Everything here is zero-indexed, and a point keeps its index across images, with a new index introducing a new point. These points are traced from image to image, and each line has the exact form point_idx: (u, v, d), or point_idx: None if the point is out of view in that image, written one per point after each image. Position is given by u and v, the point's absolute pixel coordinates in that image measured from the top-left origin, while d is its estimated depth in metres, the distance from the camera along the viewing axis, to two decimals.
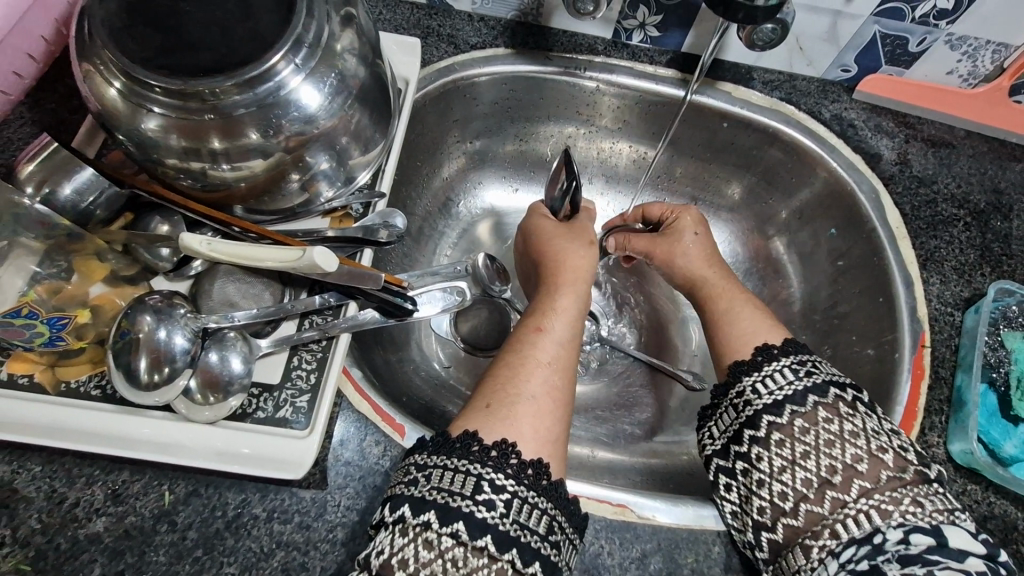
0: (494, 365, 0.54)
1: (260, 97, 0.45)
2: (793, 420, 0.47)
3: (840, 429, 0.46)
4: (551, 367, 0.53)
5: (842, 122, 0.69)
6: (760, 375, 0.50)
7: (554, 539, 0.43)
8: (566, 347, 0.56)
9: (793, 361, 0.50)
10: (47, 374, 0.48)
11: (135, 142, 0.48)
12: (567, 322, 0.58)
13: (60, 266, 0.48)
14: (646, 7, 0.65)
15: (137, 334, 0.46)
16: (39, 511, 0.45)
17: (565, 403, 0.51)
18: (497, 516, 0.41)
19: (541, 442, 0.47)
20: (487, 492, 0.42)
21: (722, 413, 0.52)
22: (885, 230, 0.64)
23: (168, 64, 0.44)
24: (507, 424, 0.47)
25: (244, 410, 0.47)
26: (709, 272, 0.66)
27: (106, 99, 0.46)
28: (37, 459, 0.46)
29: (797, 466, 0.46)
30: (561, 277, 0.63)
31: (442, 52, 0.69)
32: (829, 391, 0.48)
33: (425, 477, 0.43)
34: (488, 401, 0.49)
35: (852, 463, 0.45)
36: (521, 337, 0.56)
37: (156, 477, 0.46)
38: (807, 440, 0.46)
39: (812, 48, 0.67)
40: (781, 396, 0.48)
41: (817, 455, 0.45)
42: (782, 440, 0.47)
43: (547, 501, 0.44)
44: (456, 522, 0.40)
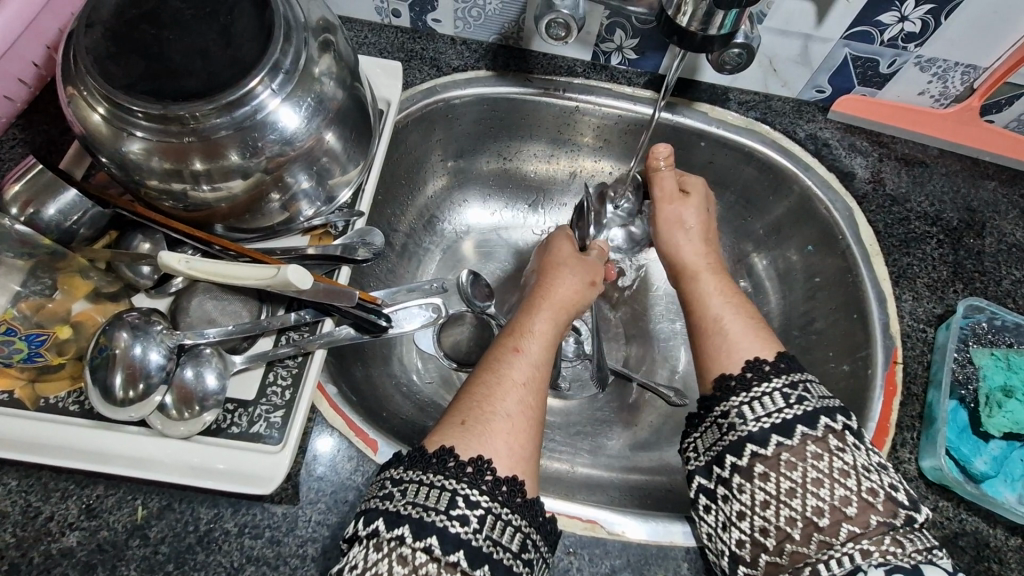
0: (470, 382, 0.55)
1: (238, 120, 0.47)
2: (778, 453, 0.46)
3: (829, 468, 0.44)
4: (526, 388, 0.53)
5: (817, 142, 0.71)
6: (747, 398, 0.49)
7: (527, 558, 0.44)
8: (540, 369, 0.56)
9: (785, 385, 0.48)
10: (27, 390, 0.49)
11: (118, 164, 0.49)
12: (543, 344, 0.58)
13: (45, 283, 0.50)
14: (623, 30, 0.67)
15: (115, 350, 0.47)
16: (13, 525, 0.46)
17: (538, 421, 0.52)
18: (470, 531, 0.42)
19: (514, 461, 0.48)
20: (461, 507, 0.43)
21: (705, 430, 0.51)
22: (859, 246, 0.65)
23: (150, 89, 0.45)
24: (482, 440, 0.48)
25: (218, 426, 0.48)
26: (704, 257, 0.63)
27: (90, 123, 0.48)
28: (14, 473, 0.47)
29: (781, 503, 0.45)
30: (545, 301, 0.62)
31: (424, 75, 0.71)
32: (818, 422, 0.46)
33: (401, 492, 0.44)
34: (463, 417, 0.50)
35: (841, 506, 0.43)
36: (498, 357, 0.56)
37: (130, 491, 0.47)
38: (794, 476, 0.45)
39: (786, 69, 0.69)
40: (768, 423, 0.47)
41: (803, 494, 0.44)
42: (765, 474, 0.46)
43: (521, 519, 0.44)
44: (431, 537, 0.41)
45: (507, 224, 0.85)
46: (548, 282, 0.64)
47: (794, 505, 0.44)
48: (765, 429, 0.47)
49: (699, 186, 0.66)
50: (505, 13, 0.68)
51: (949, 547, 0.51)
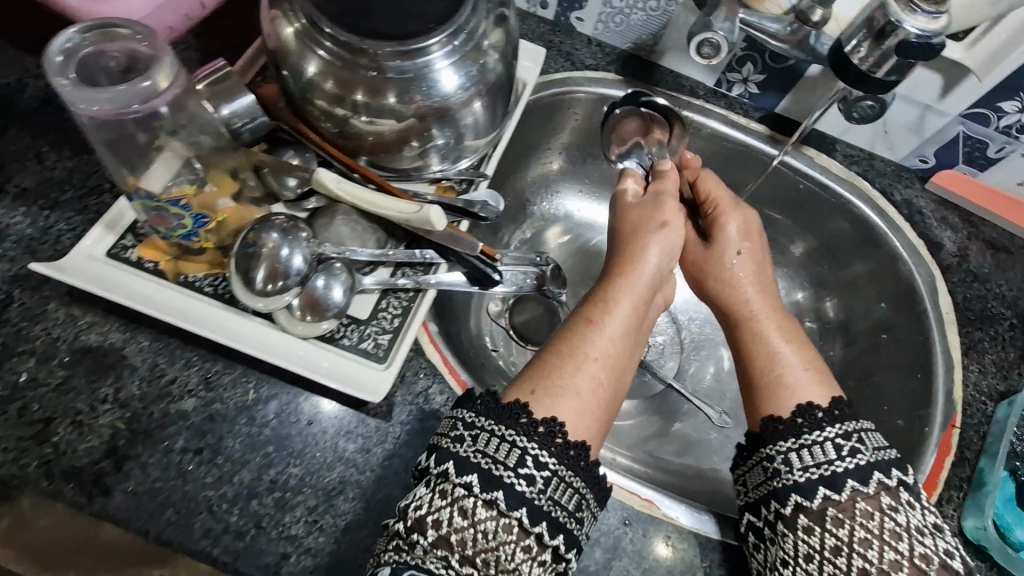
0: (544, 348, 0.56)
1: (406, 67, 0.52)
2: (824, 507, 0.47)
3: (879, 529, 0.46)
4: (600, 362, 0.55)
5: (911, 208, 0.74)
6: (795, 445, 0.50)
7: (579, 516, 0.47)
8: (620, 342, 0.57)
9: (839, 433, 0.50)
10: (171, 264, 0.54)
11: (295, 81, 0.54)
12: (623, 319, 0.58)
13: (199, 175, 0.53)
14: (753, 64, 0.72)
15: (261, 248, 0.51)
16: (141, 380, 0.50)
17: (608, 399, 0.54)
18: (534, 491, 0.45)
19: (582, 426, 0.51)
20: (528, 466, 0.46)
21: (750, 469, 0.52)
22: (934, 313, 0.68)
23: (346, 22, 0.51)
24: (556, 407, 0.50)
25: (333, 335, 0.53)
26: (759, 299, 0.61)
27: (281, 37, 0.53)
28: (147, 334, 0.52)
29: (823, 559, 0.46)
30: (627, 269, 0.62)
31: (558, 66, 0.75)
32: (870, 479, 0.47)
33: (471, 439, 0.47)
34: (533, 387, 0.52)
35: (890, 570, 0.45)
36: (571, 328, 0.57)
37: (245, 373, 0.51)
38: (840, 534, 0.46)
39: (896, 134, 0.72)
40: (815, 475, 0.48)
41: (849, 553, 0.46)
42: (810, 526, 0.48)
43: (580, 480, 0.47)
44: (497, 491, 0.44)
45: (594, 221, 0.88)
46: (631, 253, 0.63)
47: (838, 562, 0.46)
48: (812, 479, 0.48)
49: (734, 214, 0.65)
50: (647, 26, 0.72)
51: None
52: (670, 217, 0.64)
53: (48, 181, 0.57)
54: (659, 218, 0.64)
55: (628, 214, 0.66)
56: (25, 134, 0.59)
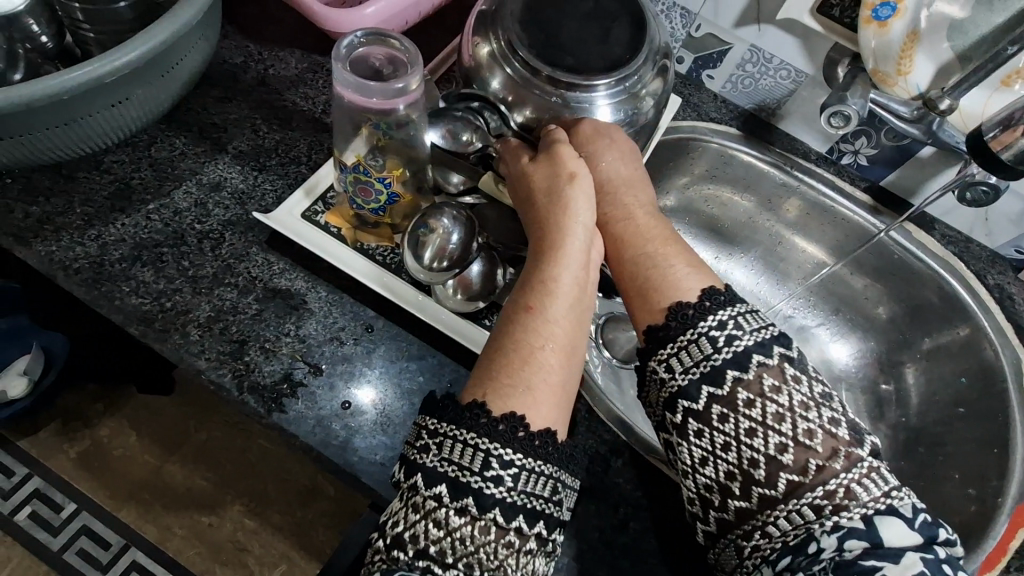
0: (491, 343, 0.53)
1: (570, 97, 0.60)
2: (710, 406, 0.47)
3: (763, 416, 0.46)
4: (557, 351, 0.51)
5: (1001, 291, 0.78)
6: (675, 349, 0.49)
7: (556, 499, 0.48)
8: (570, 332, 0.53)
9: (736, 313, 0.49)
10: (350, 232, 0.63)
11: (478, 94, 0.64)
12: (567, 302, 0.53)
13: (380, 161, 0.59)
14: (867, 138, 0.78)
15: (432, 231, 0.60)
16: (317, 322, 0.59)
17: (569, 393, 0.51)
18: (505, 490, 0.45)
19: (547, 412, 0.49)
20: (494, 468, 0.45)
21: (649, 379, 0.50)
22: (1017, 393, 0.71)
23: (534, 50, 0.60)
24: (524, 402, 0.48)
25: (478, 313, 0.61)
26: (650, 249, 0.55)
27: (478, 55, 0.63)
28: (325, 286, 0.61)
29: (717, 458, 0.47)
30: (545, 245, 0.56)
31: (685, 115, 0.84)
32: (748, 366, 0.47)
33: (436, 447, 0.47)
34: (507, 376, 0.49)
35: (775, 454, 0.45)
36: (511, 318, 0.52)
37: (402, 334, 0.60)
38: (727, 429, 0.47)
39: (997, 223, 0.78)
40: (697, 373, 0.47)
41: (737, 447, 0.46)
42: (701, 430, 0.47)
43: (551, 466, 0.47)
44: (466, 498, 0.45)
45: None
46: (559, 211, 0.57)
47: (729, 457, 0.47)
48: (694, 380, 0.47)
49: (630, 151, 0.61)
50: (774, 91, 0.81)
51: None
52: (576, 167, 0.58)
53: (260, 148, 0.68)
54: (565, 170, 0.58)
55: (532, 178, 0.59)
56: (247, 107, 0.71)
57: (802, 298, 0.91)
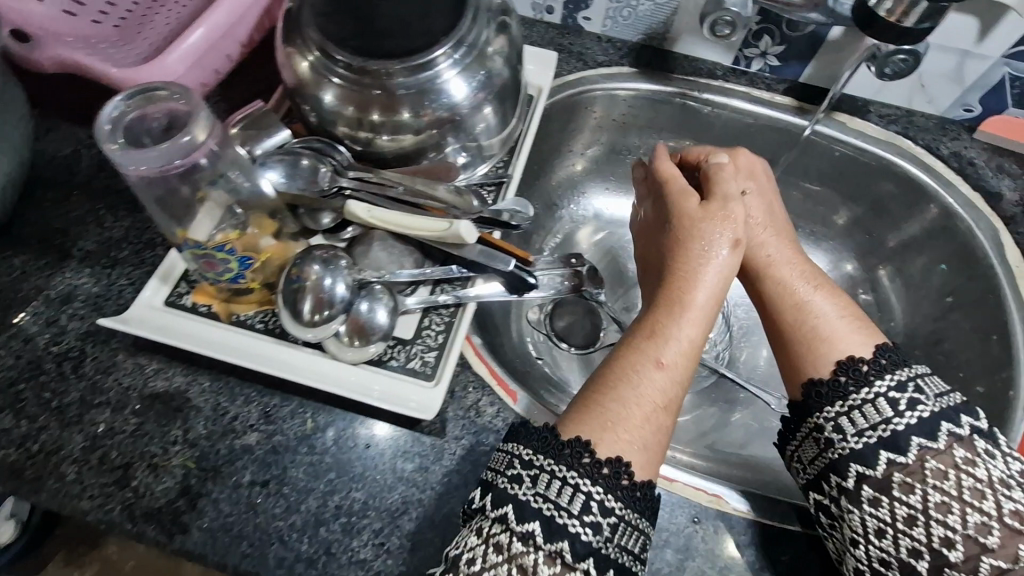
0: (587, 384, 0.52)
1: (412, 83, 0.53)
2: (890, 472, 0.45)
3: (957, 490, 0.44)
4: (665, 393, 0.50)
5: (962, 160, 0.70)
6: (845, 410, 0.48)
7: (642, 556, 0.45)
8: (684, 380, 0.51)
9: (897, 380, 0.47)
10: (223, 306, 0.56)
11: (316, 113, 0.56)
12: (693, 328, 0.53)
13: (238, 217, 0.53)
14: (771, 36, 0.70)
15: (306, 281, 0.52)
16: (206, 420, 0.52)
17: (675, 413, 0.50)
18: (601, 539, 0.43)
19: (648, 462, 0.47)
20: (593, 514, 0.43)
21: (804, 443, 0.50)
22: (1003, 267, 0.63)
23: (352, 44, 0.52)
24: (620, 445, 0.46)
25: (381, 357, 0.54)
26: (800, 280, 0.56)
27: (298, 71, 0.54)
28: (207, 376, 0.54)
29: (899, 531, 0.44)
30: (683, 295, 0.54)
31: (572, 67, 0.75)
32: (938, 434, 0.45)
33: (529, 479, 0.44)
34: (599, 423, 0.47)
35: (975, 535, 0.43)
36: (631, 366, 0.51)
37: (301, 404, 0.53)
38: (912, 501, 0.44)
39: (934, 85, 0.69)
40: (875, 438, 0.46)
41: (925, 523, 0.44)
42: (875, 496, 0.45)
43: (636, 515, 0.44)
44: (561, 541, 0.42)
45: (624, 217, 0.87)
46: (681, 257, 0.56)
47: (914, 533, 0.44)
48: (871, 445, 0.46)
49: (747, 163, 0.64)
50: (656, 14, 0.72)
51: None
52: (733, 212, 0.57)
53: (108, 242, 0.61)
54: (728, 234, 0.56)
55: (688, 222, 0.58)
56: (86, 200, 0.63)
57: None
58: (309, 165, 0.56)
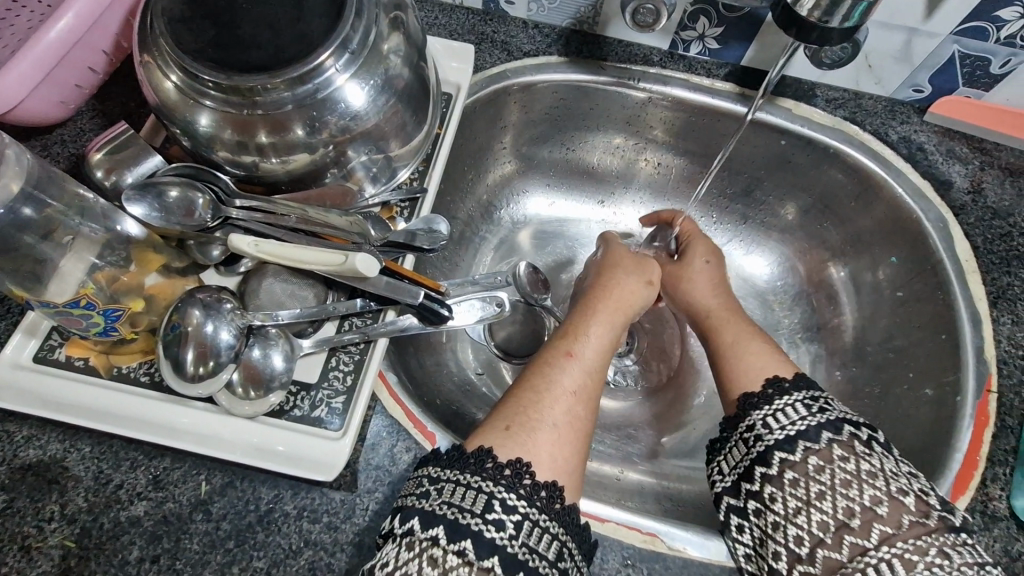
0: (517, 385, 0.52)
1: (300, 97, 0.45)
2: (806, 458, 0.45)
3: (857, 471, 0.43)
4: (575, 396, 0.50)
5: (911, 145, 0.65)
6: (769, 410, 0.48)
7: (563, 566, 0.40)
8: (594, 379, 0.53)
9: (806, 397, 0.48)
10: (101, 358, 0.49)
11: (189, 136, 0.49)
12: (599, 352, 0.56)
13: (120, 254, 0.47)
14: (707, 18, 0.63)
15: (186, 327, 0.46)
16: (86, 490, 0.47)
17: (585, 434, 0.49)
18: (506, 537, 0.39)
19: (560, 464, 0.45)
20: (497, 512, 0.39)
21: (732, 448, 0.49)
22: (952, 262, 0.60)
23: (216, 57, 0.44)
24: (524, 446, 0.45)
25: (283, 407, 0.48)
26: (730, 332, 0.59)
27: (163, 92, 0.47)
28: (87, 440, 0.48)
29: (811, 508, 0.43)
30: (601, 303, 0.61)
31: (495, 58, 0.69)
32: (842, 428, 0.45)
33: (437, 491, 0.41)
34: (508, 422, 0.47)
35: (871, 506, 0.42)
36: (549, 361, 0.53)
37: (195, 466, 0.48)
38: (823, 479, 0.43)
39: (882, 66, 0.63)
40: (792, 431, 0.46)
41: (834, 496, 0.43)
42: (795, 480, 0.44)
43: (558, 526, 0.41)
44: (465, 540, 0.38)
45: (567, 216, 0.83)
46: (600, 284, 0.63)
47: (825, 508, 0.43)
48: (791, 438, 0.46)
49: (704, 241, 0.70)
50: None
51: None
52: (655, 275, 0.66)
53: None
54: (647, 276, 0.65)
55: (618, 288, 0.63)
56: None
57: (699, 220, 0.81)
58: (178, 196, 0.50)
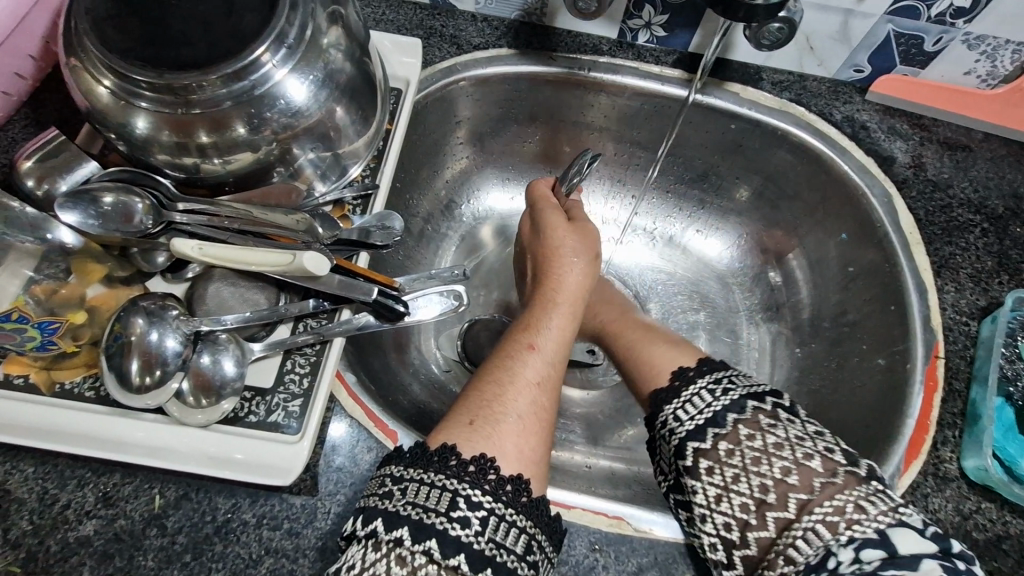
0: (478, 379, 0.52)
1: (237, 93, 0.44)
2: (716, 443, 0.44)
3: (762, 444, 0.42)
4: (538, 386, 0.51)
5: (854, 124, 0.67)
6: (678, 402, 0.47)
7: (532, 559, 0.40)
8: (554, 369, 0.53)
9: (710, 380, 0.47)
10: (42, 375, 0.47)
11: (124, 138, 0.47)
12: (558, 343, 0.56)
13: (59, 266, 0.48)
14: (652, 6, 0.64)
15: (130, 337, 0.45)
16: (31, 512, 0.45)
17: (549, 421, 0.49)
18: (472, 534, 0.38)
19: (524, 460, 0.45)
20: (462, 509, 0.39)
21: (660, 445, 0.48)
22: (897, 235, 0.62)
23: (146, 55, 0.43)
24: (489, 441, 0.44)
25: (237, 414, 0.47)
26: None
27: (94, 95, 0.46)
28: (30, 459, 0.46)
29: (730, 492, 0.42)
30: (558, 294, 0.60)
31: (444, 53, 0.68)
32: (747, 405, 0.44)
33: (401, 491, 0.40)
34: (471, 416, 0.46)
35: (782, 477, 0.41)
36: (511, 354, 0.53)
37: (147, 480, 0.46)
38: (734, 462, 0.42)
39: (823, 48, 0.65)
40: (701, 420, 0.45)
41: (747, 476, 0.42)
42: (710, 466, 0.43)
43: (527, 519, 0.41)
44: (430, 540, 0.37)
45: None
46: (554, 270, 0.62)
47: (742, 489, 0.42)
48: (700, 424, 0.45)
49: None
50: None
51: (992, 551, 0.49)
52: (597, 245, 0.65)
53: None
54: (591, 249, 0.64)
55: (564, 272, 0.62)
56: None
57: (663, 202, 0.82)
58: (114, 201, 0.48)
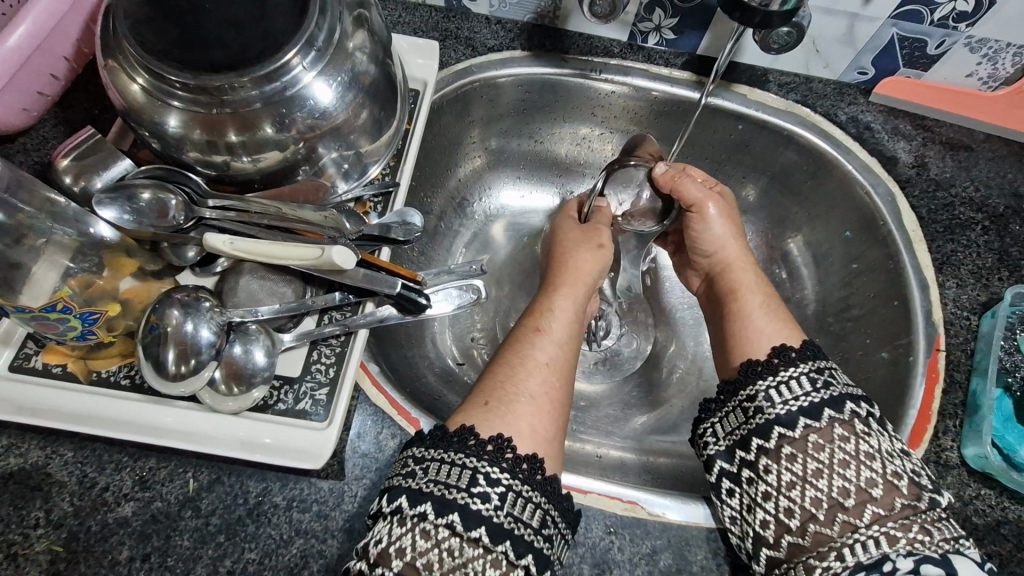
0: (493, 364, 0.54)
1: (268, 94, 0.46)
2: (806, 435, 0.45)
3: (853, 450, 0.44)
4: (549, 367, 0.53)
5: (859, 125, 0.69)
6: (774, 382, 0.48)
7: (547, 533, 0.42)
8: (564, 351, 0.56)
9: (812, 369, 0.48)
10: (79, 364, 0.50)
11: (158, 137, 0.49)
12: (566, 324, 0.58)
13: (93, 261, 0.49)
14: (662, 10, 0.65)
15: (165, 327, 0.47)
16: (71, 495, 0.47)
17: (562, 404, 0.51)
18: (492, 508, 0.40)
19: (537, 438, 0.47)
20: (482, 485, 0.41)
21: (728, 414, 0.49)
22: (900, 233, 0.64)
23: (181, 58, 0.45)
24: (505, 421, 0.46)
25: (266, 402, 0.49)
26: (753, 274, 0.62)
27: (129, 94, 0.48)
28: (69, 444, 0.48)
29: (807, 484, 0.44)
30: (562, 279, 0.63)
31: (459, 55, 0.70)
32: (844, 406, 0.45)
33: (423, 470, 0.42)
34: (485, 399, 0.49)
35: (865, 487, 0.43)
36: (521, 338, 0.56)
37: (181, 465, 0.48)
38: (821, 457, 0.44)
39: (829, 50, 0.67)
40: (795, 407, 0.46)
41: (830, 474, 0.43)
42: (792, 454, 0.45)
43: (541, 495, 0.43)
44: (452, 514, 0.39)
45: (536, 207, 0.85)
46: (562, 263, 0.65)
47: (820, 485, 0.44)
48: (793, 412, 0.46)
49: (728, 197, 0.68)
50: None
51: (992, 535, 0.51)
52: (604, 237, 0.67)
53: None
54: (598, 241, 0.66)
55: (569, 261, 0.65)
56: None
57: None
58: (151, 197, 0.51)
